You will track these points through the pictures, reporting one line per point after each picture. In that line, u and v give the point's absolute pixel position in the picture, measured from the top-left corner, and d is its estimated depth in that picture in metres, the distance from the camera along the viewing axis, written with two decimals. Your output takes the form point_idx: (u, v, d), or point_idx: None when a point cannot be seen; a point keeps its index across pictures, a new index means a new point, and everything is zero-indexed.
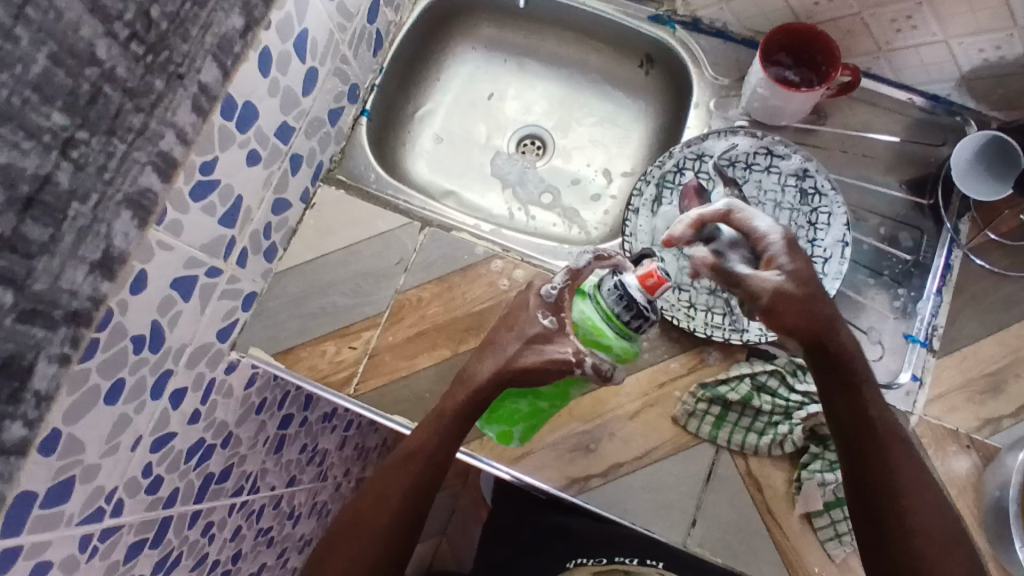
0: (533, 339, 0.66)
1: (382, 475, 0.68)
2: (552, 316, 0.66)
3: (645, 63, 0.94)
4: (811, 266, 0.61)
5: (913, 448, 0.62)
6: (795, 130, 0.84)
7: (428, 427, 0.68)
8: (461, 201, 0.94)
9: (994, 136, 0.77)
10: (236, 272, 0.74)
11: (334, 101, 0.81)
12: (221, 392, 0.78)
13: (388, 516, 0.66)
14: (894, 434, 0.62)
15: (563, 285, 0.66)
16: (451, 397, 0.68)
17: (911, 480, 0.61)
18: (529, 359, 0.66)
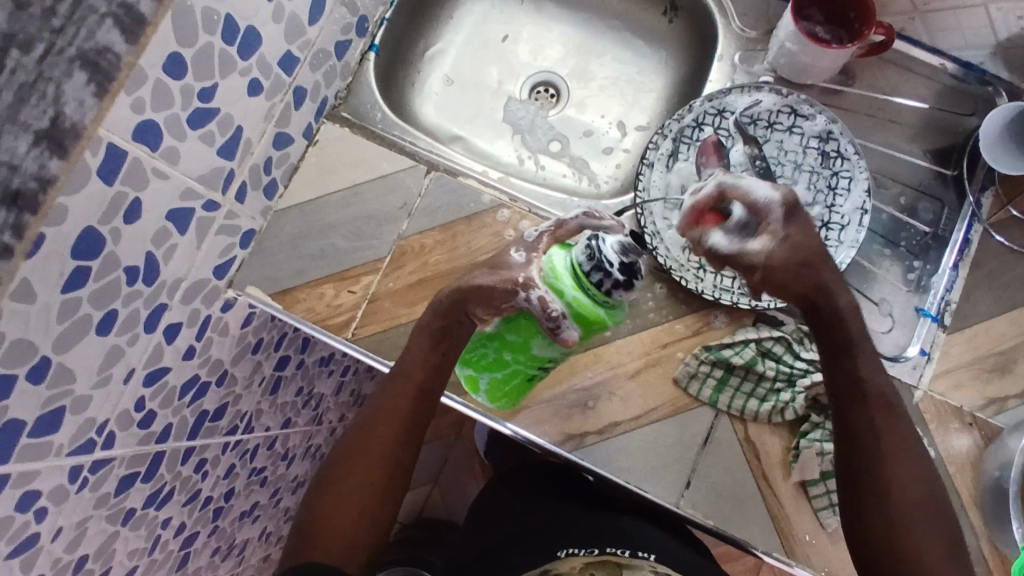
0: (497, 265, 0.66)
1: (377, 407, 0.68)
2: (524, 252, 0.66)
3: (669, 11, 0.89)
4: (806, 233, 0.61)
5: (902, 413, 0.64)
6: (821, 90, 0.80)
7: (410, 355, 0.68)
8: (469, 147, 0.90)
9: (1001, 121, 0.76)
10: (234, 208, 0.71)
11: (342, 33, 0.77)
12: (217, 329, 0.76)
13: (383, 450, 0.67)
14: (882, 397, 0.63)
15: (545, 231, 0.66)
16: (426, 315, 0.69)
17: (894, 446, 0.63)
18: (483, 280, 0.65)
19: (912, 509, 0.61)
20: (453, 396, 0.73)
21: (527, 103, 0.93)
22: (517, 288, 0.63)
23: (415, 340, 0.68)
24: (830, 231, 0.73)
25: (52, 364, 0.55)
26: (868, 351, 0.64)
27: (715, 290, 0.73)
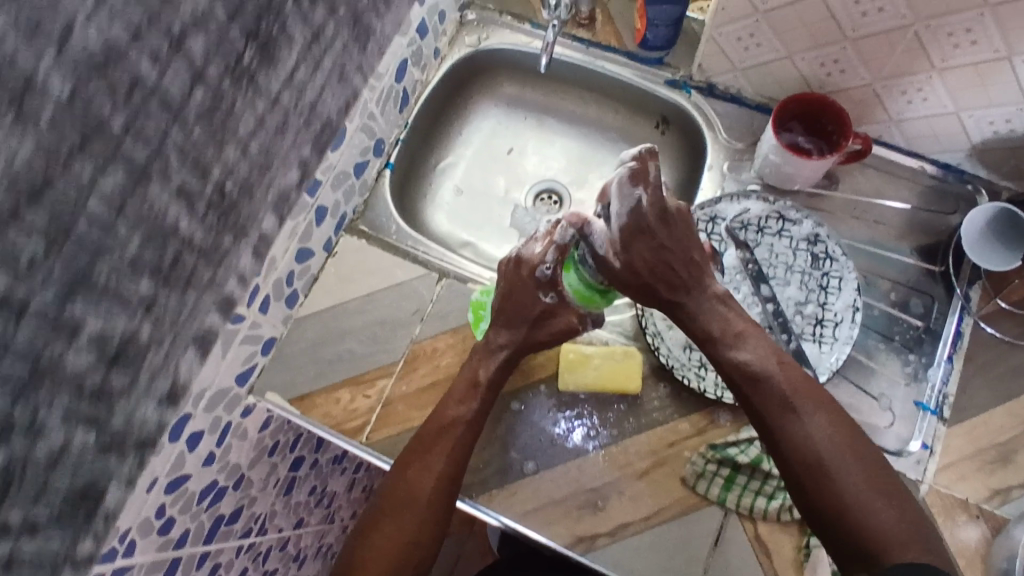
0: (541, 316, 0.75)
1: (429, 438, 0.71)
2: (552, 292, 0.75)
3: (662, 124, 0.96)
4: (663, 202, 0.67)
5: (781, 410, 0.63)
6: (807, 195, 0.85)
7: (460, 403, 0.73)
8: (479, 253, 0.96)
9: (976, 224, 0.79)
10: (258, 319, 0.76)
11: (359, 155, 0.83)
12: (236, 434, 0.79)
13: (429, 478, 0.69)
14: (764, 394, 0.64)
15: (553, 261, 0.74)
16: (482, 369, 0.75)
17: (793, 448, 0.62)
18: (543, 335, 0.76)
19: (829, 519, 0.60)
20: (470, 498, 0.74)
21: (532, 209, 0.99)
22: (578, 327, 0.76)
23: (473, 389, 0.74)
24: (825, 329, 0.76)
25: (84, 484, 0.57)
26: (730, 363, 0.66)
27: (717, 387, 0.76)
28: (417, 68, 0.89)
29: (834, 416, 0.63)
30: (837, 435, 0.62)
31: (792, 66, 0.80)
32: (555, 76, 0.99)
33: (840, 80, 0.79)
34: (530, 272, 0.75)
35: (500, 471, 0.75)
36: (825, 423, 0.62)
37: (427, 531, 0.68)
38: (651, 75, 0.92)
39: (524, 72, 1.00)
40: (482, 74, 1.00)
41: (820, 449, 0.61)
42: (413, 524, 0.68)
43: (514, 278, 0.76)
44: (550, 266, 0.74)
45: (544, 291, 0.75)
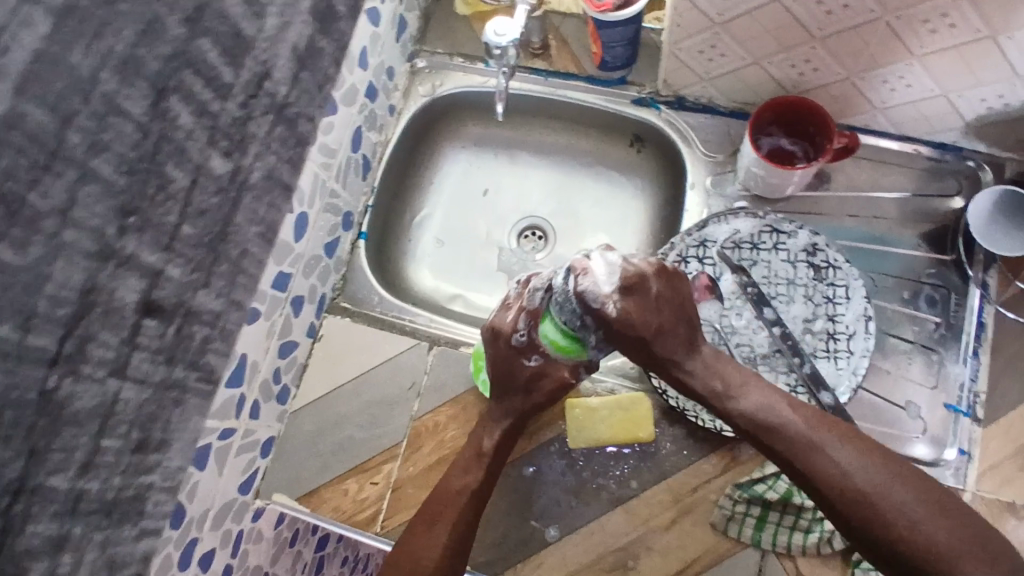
0: (530, 380, 0.71)
1: (431, 511, 0.68)
2: (534, 355, 0.72)
3: (636, 142, 0.92)
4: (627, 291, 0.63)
5: (816, 456, 0.57)
6: (798, 198, 0.81)
7: (463, 473, 0.70)
8: (469, 304, 0.92)
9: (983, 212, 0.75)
10: (251, 424, 0.73)
11: (328, 234, 0.80)
12: (251, 539, 0.77)
13: (435, 552, 0.65)
14: (796, 445, 0.58)
15: (528, 328, 0.72)
16: (485, 435, 0.71)
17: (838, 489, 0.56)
18: (535, 399, 0.72)
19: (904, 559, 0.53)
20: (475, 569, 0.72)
21: (517, 249, 0.95)
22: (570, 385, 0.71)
23: (478, 459, 0.70)
24: (838, 343, 0.72)
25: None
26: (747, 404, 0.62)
27: None
28: (374, 131, 0.86)
29: (859, 446, 0.58)
30: (872, 463, 0.56)
31: (761, 71, 0.75)
32: (519, 109, 0.95)
33: (814, 78, 0.74)
34: (509, 340, 0.71)
35: (522, 542, 0.72)
36: (852, 455, 0.57)
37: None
38: (616, 96, 0.87)
39: (486, 110, 0.96)
40: (443, 120, 0.96)
41: (862, 483, 0.55)
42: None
43: (497, 349, 0.72)
44: (524, 332, 0.71)
45: (526, 355, 0.72)
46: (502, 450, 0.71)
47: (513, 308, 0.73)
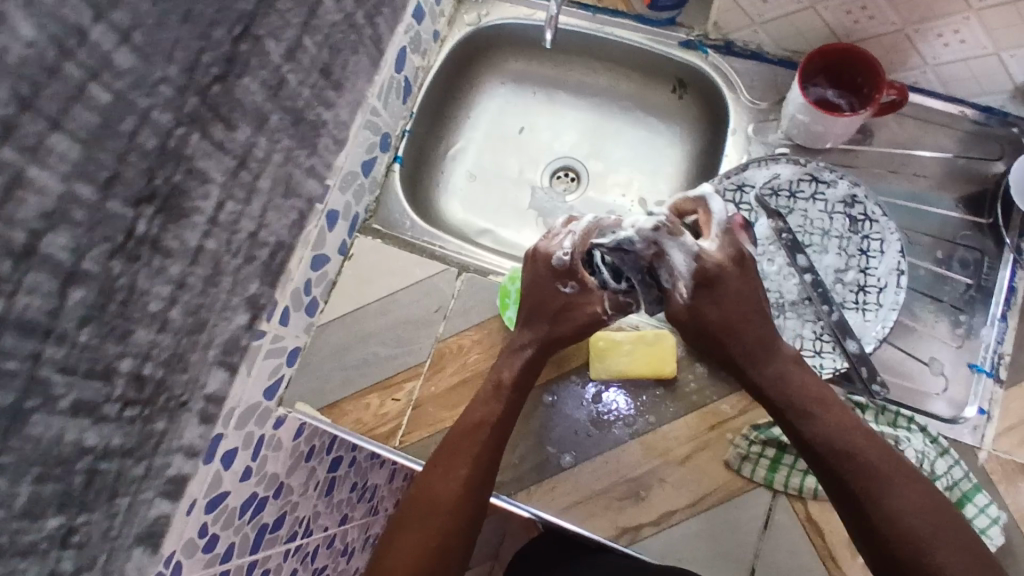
0: (564, 309, 0.71)
1: (450, 447, 0.68)
2: (571, 282, 0.71)
3: (678, 88, 0.92)
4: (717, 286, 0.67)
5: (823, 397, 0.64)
6: (838, 151, 0.80)
7: (484, 403, 0.70)
8: (498, 240, 0.92)
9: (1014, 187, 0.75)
10: (279, 331, 0.74)
11: (366, 152, 0.81)
12: (270, 446, 0.78)
13: (455, 483, 0.65)
14: (810, 397, 0.63)
15: (573, 251, 0.70)
16: (505, 369, 0.71)
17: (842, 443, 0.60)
18: (564, 329, 0.71)
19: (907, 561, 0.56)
20: (502, 494, 0.73)
21: (549, 189, 0.95)
22: (601, 320, 0.71)
23: (497, 391, 0.70)
24: (868, 295, 0.73)
25: (218, 323, 0.62)
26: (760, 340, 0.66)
27: None
28: (417, 54, 0.86)
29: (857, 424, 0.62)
30: (920, 508, 0.57)
31: (815, 16, 0.74)
32: (562, 48, 0.95)
33: (868, 27, 0.73)
34: (547, 264, 0.72)
35: (537, 466, 0.73)
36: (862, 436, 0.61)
37: (451, 546, 0.64)
38: (664, 37, 0.87)
39: (530, 46, 0.96)
40: (485, 52, 0.96)
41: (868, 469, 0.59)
42: (438, 535, 0.64)
43: (535, 274, 0.73)
44: (567, 253, 0.70)
45: (563, 282, 0.71)
46: (519, 380, 0.71)
47: (561, 234, 0.72)
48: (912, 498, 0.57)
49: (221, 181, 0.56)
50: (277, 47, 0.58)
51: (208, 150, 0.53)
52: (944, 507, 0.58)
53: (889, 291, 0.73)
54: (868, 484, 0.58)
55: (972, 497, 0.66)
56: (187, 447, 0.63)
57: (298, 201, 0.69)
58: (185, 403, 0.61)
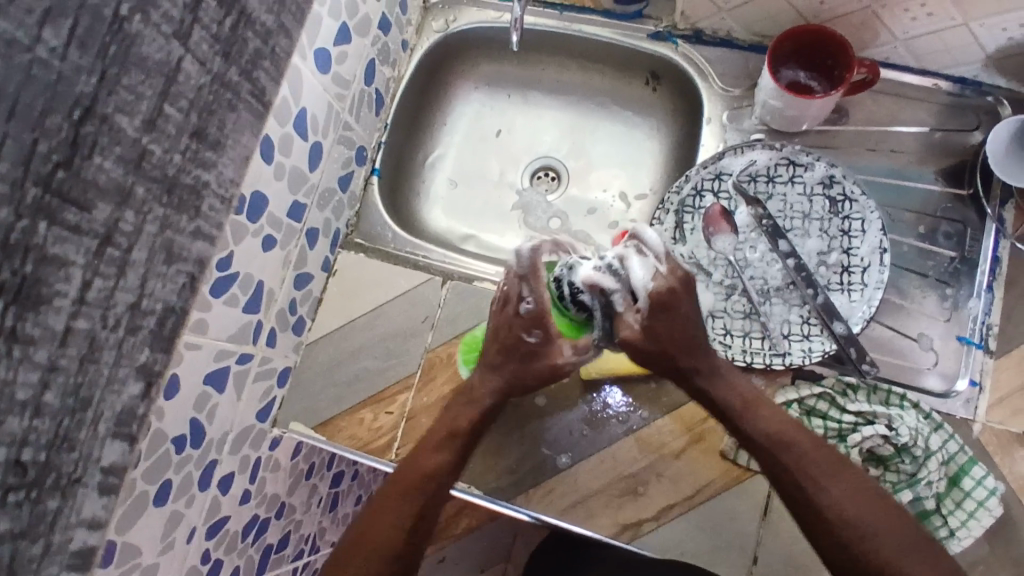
0: (524, 356, 0.68)
1: (395, 488, 0.66)
2: (536, 332, 0.67)
3: (652, 80, 0.91)
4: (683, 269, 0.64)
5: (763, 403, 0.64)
6: (814, 133, 0.80)
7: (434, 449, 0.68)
8: (481, 245, 0.92)
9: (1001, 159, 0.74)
10: (267, 352, 0.74)
11: (342, 168, 0.81)
12: (268, 467, 0.78)
13: (389, 526, 0.64)
14: (746, 399, 0.64)
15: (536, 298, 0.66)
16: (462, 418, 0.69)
17: (771, 425, 0.62)
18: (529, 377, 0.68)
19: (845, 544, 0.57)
20: (498, 500, 0.73)
21: (530, 189, 0.95)
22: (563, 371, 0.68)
23: (451, 438, 0.68)
24: (853, 276, 0.73)
25: (106, 397, 0.47)
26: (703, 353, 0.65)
27: (745, 353, 0.72)
28: (386, 65, 0.85)
29: (786, 424, 0.63)
30: (860, 498, 0.58)
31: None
32: (533, 48, 0.95)
33: (834, 7, 0.73)
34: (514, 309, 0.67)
35: (535, 470, 0.73)
36: (777, 429, 0.62)
37: None
38: (633, 31, 0.87)
39: (501, 48, 0.96)
40: (457, 58, 0.96)
41: (793, 457, 0.60)
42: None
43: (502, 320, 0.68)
44: (531, 299, 0.66)
45: (525, 330, 0.67)
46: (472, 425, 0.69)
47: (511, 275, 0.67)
48: (847, 492, 0.58)
49: (84, 264, 0.42)
50: None
51: (64, 236, 0.40)
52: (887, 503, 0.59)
53: (875, 271, 0.72)
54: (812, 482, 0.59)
55: (968, 470, 0.67)
56: (89, 521, 0.50)
57: (191, 273, 0.54)
58: (81, 480, 0.47)
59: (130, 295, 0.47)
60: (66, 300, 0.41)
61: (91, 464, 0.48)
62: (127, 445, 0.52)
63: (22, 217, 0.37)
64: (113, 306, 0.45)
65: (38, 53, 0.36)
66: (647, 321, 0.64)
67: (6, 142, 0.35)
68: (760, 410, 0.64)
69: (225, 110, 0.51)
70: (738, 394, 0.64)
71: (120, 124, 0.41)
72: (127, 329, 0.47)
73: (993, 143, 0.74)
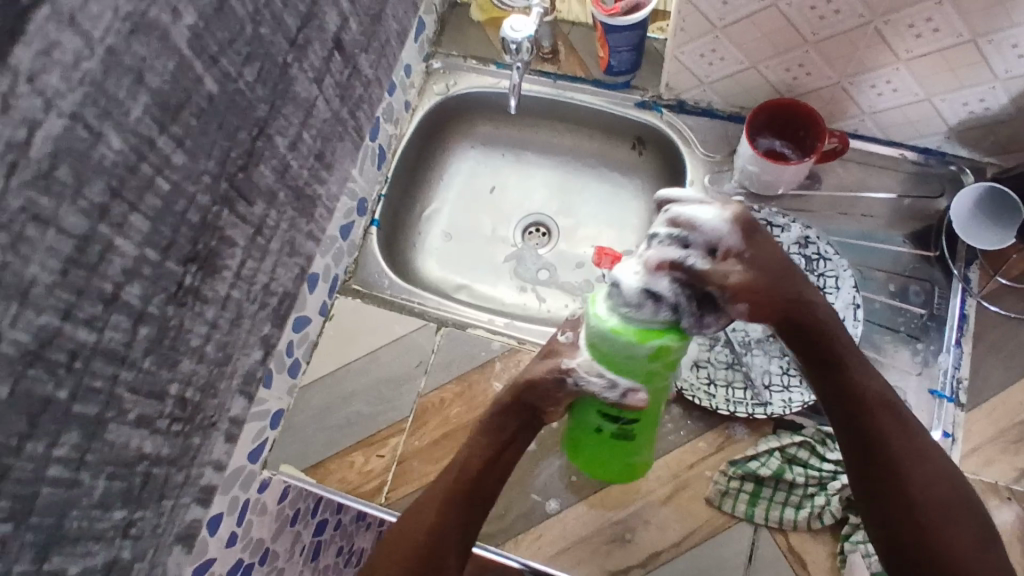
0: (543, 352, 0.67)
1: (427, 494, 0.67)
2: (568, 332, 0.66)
3: (638, 144, 0.97)
4: (768, 253, 0.60)
5: (902, 407, 0.62)
6: (789, 197, 0.86)
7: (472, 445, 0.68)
8: (474, 294, 0.95)
9: (988, 226, 0.78)
10: (263, 393, 0.76)
11: (344, 217, 0.84)
12: (256, 511, 0.78)
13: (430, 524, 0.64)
14: (880, 397, 0.61)
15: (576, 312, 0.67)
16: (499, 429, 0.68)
17: (896, 431, 0.60)
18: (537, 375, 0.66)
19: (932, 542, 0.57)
20: (488, 546, 0.73)
21: (522, 243, 0.99)
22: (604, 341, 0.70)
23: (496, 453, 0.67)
24: None
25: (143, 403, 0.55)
26: (846, 350, 0.63)
27: (728, 403, 0.76)
28: (390, 123, 0.91)
29: (906, 430, 0.60)
30: (955, 513, 0.58)
31: (758, 75, 0.82)
32: (526, 111, 1.01)
33: (806, 83, 0.81)
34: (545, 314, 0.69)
35: (523, 515, 0.74)
36: (899, 430, 0.60)
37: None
38: (621, 99, 0.94)
39: (497, 111, 1.02)
40: (455, 119, 1.02)
41: (902, 455, 0.59)
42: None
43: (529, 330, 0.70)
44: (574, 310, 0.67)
45: (558, 325, 0.69)
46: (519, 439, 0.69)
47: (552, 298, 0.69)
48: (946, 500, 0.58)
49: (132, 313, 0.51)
50: (270, 129, 0.63)
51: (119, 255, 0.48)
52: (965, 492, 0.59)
53: (850, 324, 0.77)
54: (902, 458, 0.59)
55: None
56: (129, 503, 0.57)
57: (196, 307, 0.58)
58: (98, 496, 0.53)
59: (266, 276, 0.69)
60: (231, 272, 0.62)
61: (223, 413, 0.68)
62: (244, 402, 0.72)
63: (216, 203, 0.58)
64: (221, 296, 0.62)
65: (241, 85, 0.58)
66: (748, 253, 0.58)
67: (179, 148, 0.52)
68: (890, 404, 0.61)
69: (338, 142, 0.78)
70: (878, 397, 0.61)
71: (266, 149, 0.63)
72: (259, 303, 0.69)
73: (955, 209, 0.79)
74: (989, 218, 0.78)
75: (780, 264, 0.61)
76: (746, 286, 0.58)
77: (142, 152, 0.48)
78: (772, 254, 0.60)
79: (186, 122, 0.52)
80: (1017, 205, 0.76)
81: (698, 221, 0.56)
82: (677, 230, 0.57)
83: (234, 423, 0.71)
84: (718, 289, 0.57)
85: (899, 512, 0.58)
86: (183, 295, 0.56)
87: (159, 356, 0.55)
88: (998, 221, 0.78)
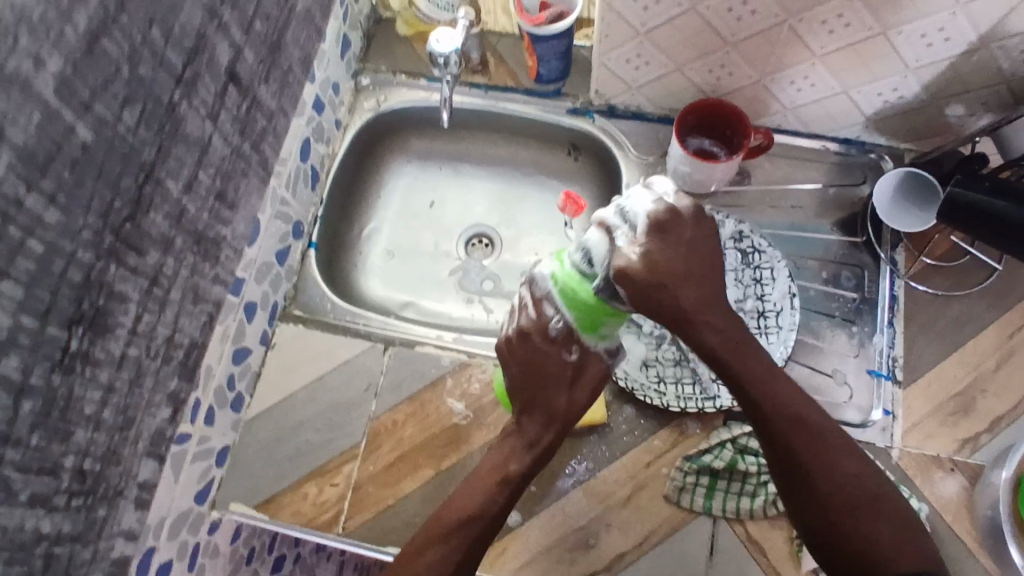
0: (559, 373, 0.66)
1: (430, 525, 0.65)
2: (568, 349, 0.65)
3: (573, 150, 0.98)
4: (684, 242, 0.56)
5: (814, 410, 0.58)
6: (722, 194, 0.88)
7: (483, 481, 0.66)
8: (421, 311, 0.94)
9: (910, 205, 0.82)
10: (205, 431, 0.73)
11: (279, 242, 0.82)
12: (206, 554, 0.75)
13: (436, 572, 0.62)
14: (789, 405, 0.57)
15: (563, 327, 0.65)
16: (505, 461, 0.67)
17: (809, 431, 0.57)
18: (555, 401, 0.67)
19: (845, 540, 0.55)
20: None
21: (465, 256, 0.99)
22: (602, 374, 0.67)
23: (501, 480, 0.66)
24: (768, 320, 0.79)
25: None
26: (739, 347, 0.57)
27: (678, 400, 0.76)
28: (322, 143, 0.89)
29: (817, 429, 0.57)
30: (865, 501, 0.56)
31: (683, 78, 0.84)
32: (460, 125, 1.00)
33: (730, 83, 0.83)
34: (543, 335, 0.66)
35: None
36: (814, 423, 0.57)
37: None
38: (553, 108, 0.94)
39: (430, 125, 1.01)
40: (389, 135, 1.01)
41: (809, 453, 0.57)
42: None
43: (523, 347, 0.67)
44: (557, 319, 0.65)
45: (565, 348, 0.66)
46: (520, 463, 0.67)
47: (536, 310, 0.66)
48: (855, 489, 0.56)
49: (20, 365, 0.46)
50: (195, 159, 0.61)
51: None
52: (883, 483, 0.57)
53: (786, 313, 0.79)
54: (818, 452, 0.57)
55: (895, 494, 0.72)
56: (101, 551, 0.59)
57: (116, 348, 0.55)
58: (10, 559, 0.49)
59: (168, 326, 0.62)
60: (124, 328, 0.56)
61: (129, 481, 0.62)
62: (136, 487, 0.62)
63: (94, 261, 0.51)
64: (135, 357, 0.58)
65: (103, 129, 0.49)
66: (665, 244, 0.56)
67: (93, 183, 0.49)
68: (803, 406, 0.58)
69: (242, 179, 0.70)
70: (790, 405, 0.58)
71: (170, 187, 0.58)
72: (155, 366, 0.62)
73: (879, 196, 0.82)
74: (908, 199, 0.82)
75: (704, 255, 0.57)
76: (654, 275, 0.54)
77: (21, 202, 0.44)
78: (680, 243, 0.56)
79: (91, 176, 0.49)
80: (924, 177, 0.81)
81: (628, 201, 0.58)
82: (613, 209, 0.59)
83: (173, 469, 0.69)
84: (631, 270, 0.54)
85: (811, 516, 0.56)
86: (49, 388, 0.50)
87: (48, 430, 0.50)
88: (914, 198, 0.82)
